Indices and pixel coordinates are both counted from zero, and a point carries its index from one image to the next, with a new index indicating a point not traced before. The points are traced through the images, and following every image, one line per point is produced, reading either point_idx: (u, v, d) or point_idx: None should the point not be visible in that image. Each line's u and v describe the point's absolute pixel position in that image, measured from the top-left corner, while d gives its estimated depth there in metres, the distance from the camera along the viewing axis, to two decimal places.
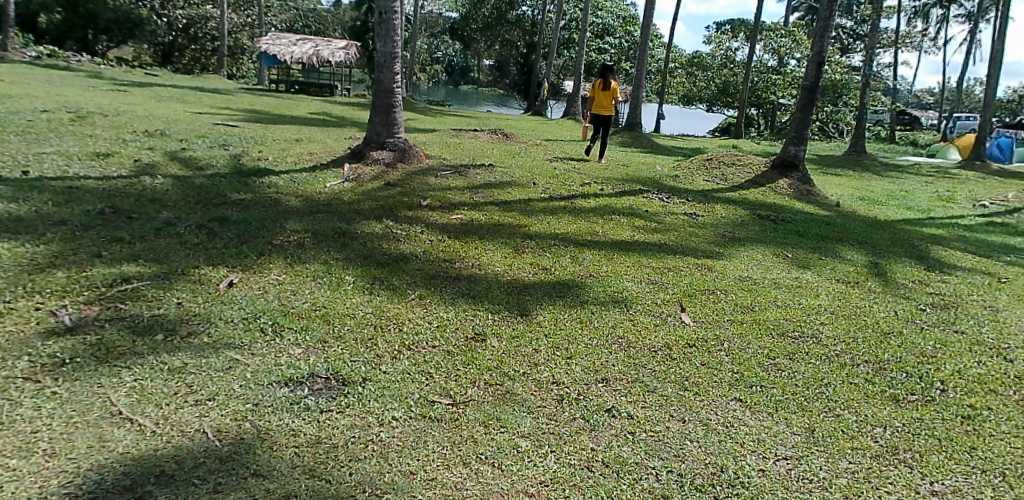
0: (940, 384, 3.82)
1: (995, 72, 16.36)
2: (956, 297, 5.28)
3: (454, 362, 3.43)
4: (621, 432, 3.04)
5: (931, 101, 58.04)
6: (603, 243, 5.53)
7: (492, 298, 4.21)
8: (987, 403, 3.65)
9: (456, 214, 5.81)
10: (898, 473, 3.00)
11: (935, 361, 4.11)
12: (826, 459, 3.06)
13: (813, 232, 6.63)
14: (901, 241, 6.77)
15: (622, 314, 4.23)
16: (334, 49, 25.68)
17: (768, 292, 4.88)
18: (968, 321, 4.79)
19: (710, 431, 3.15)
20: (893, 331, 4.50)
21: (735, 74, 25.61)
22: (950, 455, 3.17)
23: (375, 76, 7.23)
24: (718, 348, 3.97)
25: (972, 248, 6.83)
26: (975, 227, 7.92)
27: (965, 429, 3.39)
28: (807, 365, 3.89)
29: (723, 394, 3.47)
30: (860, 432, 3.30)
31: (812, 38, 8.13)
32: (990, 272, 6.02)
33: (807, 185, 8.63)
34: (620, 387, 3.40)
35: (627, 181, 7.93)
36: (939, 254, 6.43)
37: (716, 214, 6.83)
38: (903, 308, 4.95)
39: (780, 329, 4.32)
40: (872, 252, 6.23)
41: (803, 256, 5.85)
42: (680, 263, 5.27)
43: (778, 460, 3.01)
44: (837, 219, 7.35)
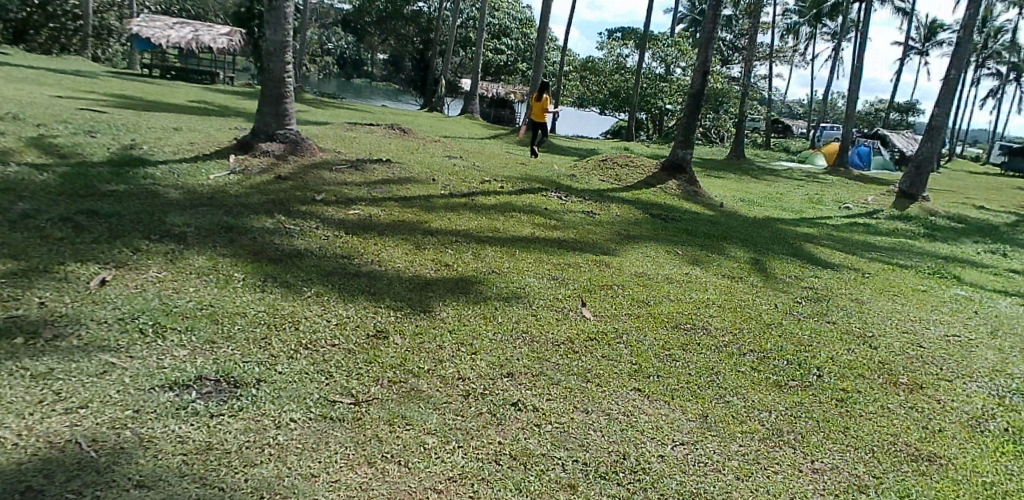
0: (815, 370, 4.27)
1: (855, 87, 18.02)
2: (827, 291, 5.79)
3: (355, 360, 3.30)
4: (527, 425, 3.07)
5: (799, 111, 63.03)
6: (504, 239, 5.54)
7: (393, 295, 4.09)
8: (856, 387, 4.16)
9: (353, 209, 5.62)
10: (784, 454, 3.31)
11: (811, 349, 4.56)
12: (719, 443, 3.27)
13: (702, 231, 6.99)
14: (778, 239, 7.31)
15: (525, 310, 4.25)
16: (217, 35, 24.18)
17: (662, 287, 5.10)
18: (838, 312, 5.32)
19: (613, 420, 3.25)
20: (773, 323, 4.86)
21: (625, 79, 26.70)
22: (826, 435, 3.57)
23: (264, 65, 6.89)
24: (618, 340, 4.09)
25: (839, 246, 7.49)
26: (841, 227, 8.70)
27: (839, 411, 3.84)
28: (697, 355, 4.11)
29: (623, 385, 3.58)
30: (747, 416, 3.57)
31: (698, 48, 8.60)
32: (856, 269, 6.65)
33: (694, 187, 9.10)
34: (525, 381, 3.42)
35: (526, 179, 8.01)
36: (811, 251, 7.00)
37: (612, 212, 7.04)
38: (781, 300, 5.35)
39: (674, 321, 4.53)
40: (755, 249, 6.67)
41: (692, 252, 6.15)
42: (580, 260, 5.37)
43: (676, 445, 3.17)
44: (721, 218, 7.81)
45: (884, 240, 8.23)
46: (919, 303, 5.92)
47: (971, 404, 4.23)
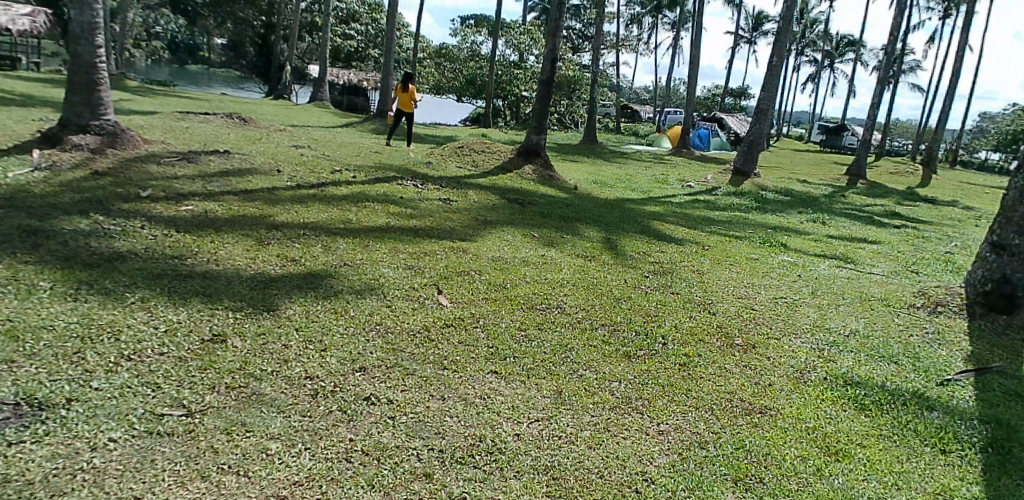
0: (661, 338, 4.54)
1: (693, 74, 19.37)
2: (671, 264, 6.18)
3: (187, 368, 3.04)
4: (381, 418, 2.98)
5: (646, 97, 66.90)
6: (357, 230, 5.36)
7: (233, 296, 3.81)
8: (697, 351, 4.48)
9: (186, 205, 5.17)
10: (632, 420, 3.50)
11: (658, 319, 4.85)
12: (572, 416, 3.39)
13: (556, 213, 7.19)
14: (628, 218, 7.69)
15: (378, 302, 4.14)
16: (16, 15, 21.29)
17: (518, 270, 5.17)
18: (680, 284, 5.69)
19: (469, 405, 3.24)
20: (623, 297, 5.11)
21: (480, 67, 27.02)
22: (671, 398, 3.81)
23: (70, 49, 6.20)
24: (474, 325, 4.10)
25: (682, 222, 8.03)
26: (684, 204, 9.34)
27: (682, 374, 4.11)
28: (552, 333, 4.22)
29: (480, 369, 3.59)
30: (599, 387, 3.72)
31: (546, 36, 8.80)
32: (698, 242, 7.15)
33: (549, 171, 9.35)
34: (378, 374, 3.32)
35: (379, 168, 7.81)
36: (657, 228, 7.44)
37: (468, 199, 7.05)
38: (631, 276, 5.63)
39: (530, 302, 4.61)
40: (606, 229, 6.97)
41: (547, 235, 6.30)
42: (436, 247, 5.32)
43: (532, 422, 3.24)
44: (575, 201, 8.09)
45: (721, 214, 8.94)
46: (752, 270, 6.49)
47: (794, 358, 4.70)
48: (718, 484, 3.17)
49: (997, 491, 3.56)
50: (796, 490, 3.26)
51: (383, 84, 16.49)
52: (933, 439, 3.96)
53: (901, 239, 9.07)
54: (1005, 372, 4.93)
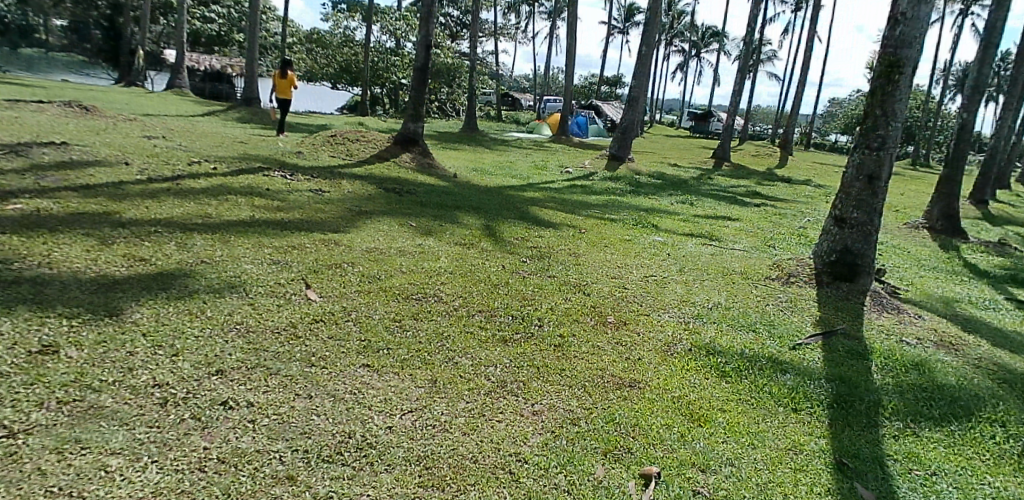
0: (537, 321, 4.62)
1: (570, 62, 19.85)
2: (549, 248, 6.31)
3: (9, 385, 2.75)
4: (240, 423, 2.83)
5: (526, 86, 67.95)
6: (217, 225, 5.03)
7: (68, 302, 3.45)
8: (571, 331, 4.60)
9: (13, 203, 4.62)
10: (507, 403, 3.54)
11: (534, 302, 4.93)
12: (447, 404, 3.37)
13: (435, 202, 7.12)
14: (507, 204, 7.76)
15: (240, 300, 3.90)
16: None
17: (393, 260, 5.07)
18: (557, 267, 5.82)
19: (339, 401, 3.14)
20: (501, 283, 5.14)
21: (355, 53, 25.97)
22: (545, 379, 3.89)
23: None
24: (346, 319, 3.97)
25: (560, 207, 8.22)
26: (562, 189, 9.57)
27: (556, 355, 4.20)
28: (428, 323, 4.18)
29: (351, 363, 3.48)
30: (474, 374, 3.73)
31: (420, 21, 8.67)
32: (575, 226, 7.35)
33: (427, 158, 9.27)
34: (238, 376, 3.13)
35: (244, 159, 7.38)
36: (536, 213, 7.56)
37: (342, 189, 6.83)
38: (509, 261, 5.69)
39: (405, 293, 4.54)
40: (485, 216, 7.00)
41: (424, 224, 6.23)
42: (305, 240, 5.10)
43: (405, 414, 3.19)
44: (454, 189, 8.05)
45: (597, 199, 9.25)
46: (625, 251, 6.75)
47: (662, 332, 4.95)
48: (589, 458, 3.28)
49: (838, 442, 3.94)
50: (661, 457, 3.44)
51: (248, 70, 15.54)
52: (785, 399, 4.31)
53: (760, 216, 9.80)
54: (846, 333, 5.46)
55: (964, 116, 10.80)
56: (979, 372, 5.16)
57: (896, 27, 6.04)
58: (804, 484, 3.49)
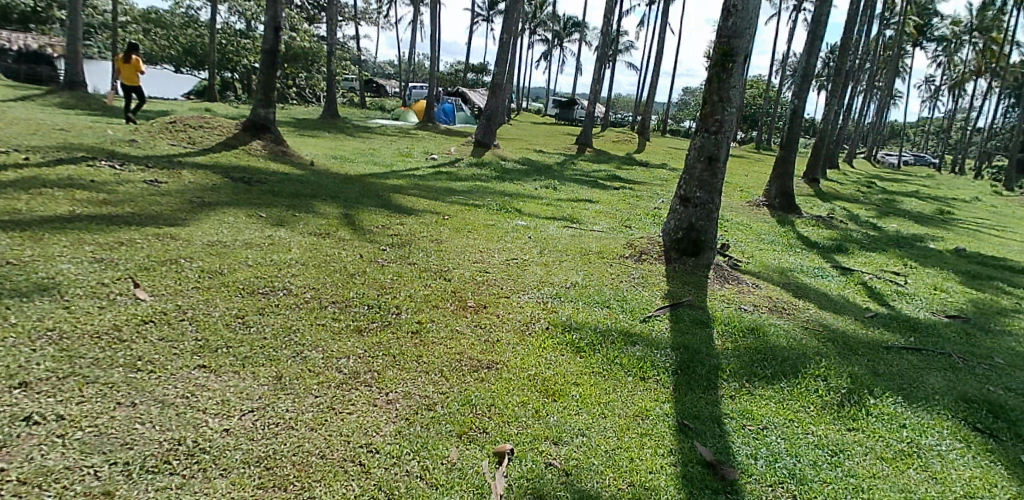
0: (394, 309, 4.56)
1: (434, 48, 19.68)
2: (410, 235, 6.24)
3: None
4: (46, 439, 2.73)
5: (392, 72, 66.74)
6: (28, 221, 4.50)
7: None
8: (430, 317, 4.58)
9: None
10: (359, 394, 3.48)
11: (392, 290, 4.86)
12: (293, 400, 3.29)
13: (289, 191, 6.81)
14: (368, 192, 7.58)
15: (52, 304, 3.56)
16: None
17: (238, 253, 4.80)
18: (418, 254, 5.76)
19: (167, 407, 3.04)
20: (358, 272, 5.01)
21: (200, 35, 24.27)
22: (401, 366, 3.84)
23: None
24: (180, 318, 3.73)
25: (423, 193, 8.16)
26: (426, 176, 9.50)
27: (414, 342, 4.17)
28: (276, 317, 4.02)
29: (184, 365, 3.33)
30: (325, 366, 3.63)
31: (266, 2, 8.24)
32: (438, 213, 7.32)
33: (281, 146, 8.87)
34: (46, 389, 2.97)
35: (65, 148, 6.66)
36: (398, 201, 7.45)
37: (183, 179, 6.35)
38: (367, 250, 5.55)
39: (250, 287, 4.31)
40: (344, 204, 6.79)
41: (276, 214, 5.93)
42: (137, 235, 4.70)
43: (244, 414, 3.11)
44: (311, 177, 7.75)
45: (462, 185, 9.28)
46: (487, 236, 6.83)
47: (521, 313, 5.06)
48: (442, 441, 3.29)
49: (682, 406, 4.22)
50: (515, 434, 3.52)
51: (68, 50, 13.98)
52: (634, 369, 4.56)
53: (619, 198, 10.27)
54: (692, 304, 5.85)
55: (795, 103, 11.90)
56: (806, 333, 5.74)
57: (729, 17, 6.51)
58: (650, 448, 3.71)
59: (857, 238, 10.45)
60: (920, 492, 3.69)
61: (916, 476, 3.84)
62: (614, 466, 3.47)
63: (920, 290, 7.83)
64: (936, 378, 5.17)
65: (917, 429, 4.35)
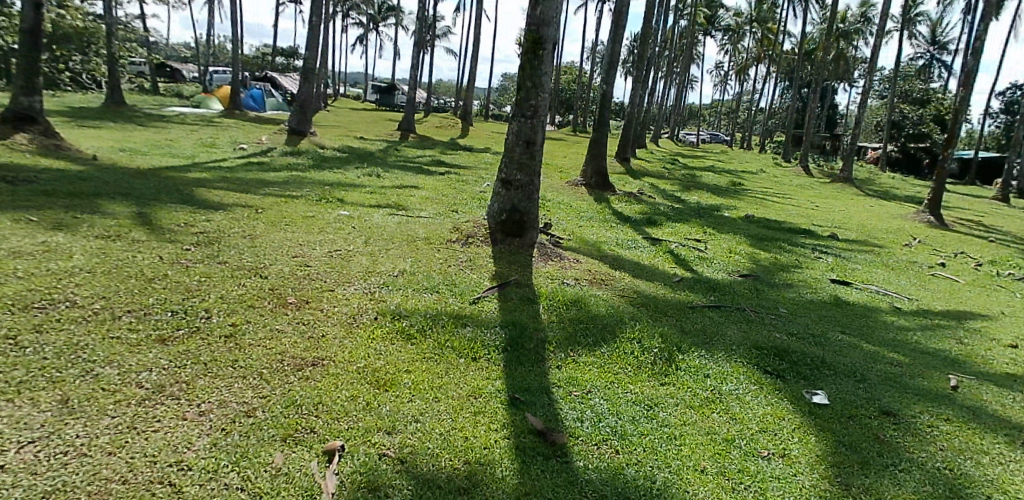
0: (204, 313, 4.20)
1: (237, 30, 18.29)
2: (220, 232, 5.77)
3: None
4: None
5: (189, 55, 60.96)
6: None
7: None
8: (245, 319, 4.26)
9: None
10: (165, 410, 3.22)
11: (200, 293, 4.46)
12: (85, 425, 3.02)
13: (67, 190, 5.98)
14: (167, 187, 6.89)
15: None
16: None
17: (6, 265, 4.18)
18: (229, 252, 5.35)
19: None
20: (157, 276, 4.54)
21: None
22: (214, 374, 3.57)
23: None
24: None
25: (232, 186, 7.58)
26: (236, 168, 8.83)
27: (228, 347, 3.87)
28: (57, 334, 3.59)
29: None
30: (122, 383, 3.33)
31: None
32: (250, 206, 6.85)
33: (54, 139, 7.75)
34: None
35: None
36: (203, 195, 6.85)
37: None
38: (168, 251, 5.04)
39: (23, 303, 3.81)
40: (138, 202, 6.10)
41: (53, 217, 5.19)
42: None
43: (22, 447, 2.83)
44: (95, 173, 6.86)
45: (276, 175, 8.75)
46: (307, 228, 6.52)
47: (347, 305, 4.89)
48: (265, 447, 3.14)
49: (512, 381, 4.36)
50: (346, 430, 3.42)
51: None
52: (465, 351, 4.62)
53: (443, 183, 10.32)
54: (518, 283, 6.04)
55: (603, 88, 12.69)
56: (622, 300, 6.20)
57: (536, 7, 6.77)
58: (483, 425, 3.79)
59: (664, 210, 11.45)
60: (722, 432, 4.17)
61: (719, 419, 4.32)
62: (449, 447, 3.50)
63: (718, 254, 8.78)
64: (732, 331, 5.85)
65: (719, 377, 4.90)
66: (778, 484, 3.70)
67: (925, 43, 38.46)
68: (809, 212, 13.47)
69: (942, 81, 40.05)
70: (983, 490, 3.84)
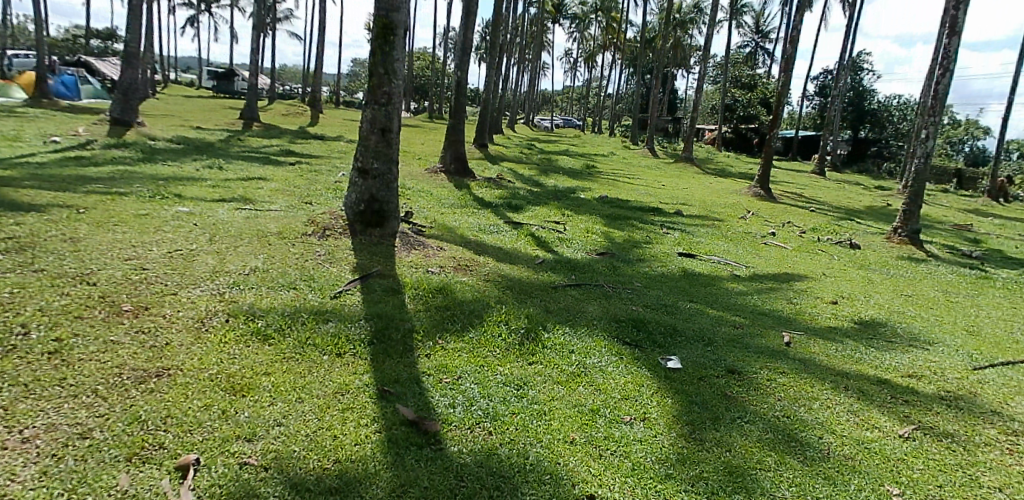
0: (21, 329, 3.79)
1: (40, 8, 16.13)
2: (33, 236, 5.10)
3: None
4: None
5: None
6: None
7: None
8: (73, 332, 3.87)
9: None
10: None
11: (14, 307, 3.98)
12: None
13: None
14: None
15: None
16: None
17: None
18: (47, 258, 4.75)
19: None
20: None
21: None
22: (39, 396, 3.30)
23: None
24: None
25: (45, 184, 6.71)
26: (49, 163, 7.83)
27: (55, 365, 3.55)
28: None
29: None
30: None
31: None
32: (69, 206, 6.10)
33: None
34: None
35: None
36: (8, 195, 6.00)
37: None
38: None
39: None
40: None
41: None
42: None
43: None
44: None
45: (100, 170, 7.87)
46: (141, 227, 5.92)
47: (194, 309, 4.52)
48: (106, 471, 2.94)
49: (380, 374, 4.25)
50: (200, 442, 3.23)
51: None
52: (329, 347, 4.44)
53: (295, 174, 9.82)
54: (382, 274, 5.88)
55: (458, 74, 12.68)
56: (488, 284, 6.25)
57: None
58: (352, 421, 3.67)
59: (523, 195, 11.69)
60: (589, 404, 4.34)
61: (585, 391, 4.49)
62: (317, 448, 3.37)
63: (576, 235, 9.11)
64: (593, 307, 6.10)
65: (583, 352, 5.09)
66: (641, 446, 3.92)
67: (750, 32, 42.26)
68: (656, 191, 14.38)
69: (766, 68, 44.29)
70: (814, 431, 4.32)
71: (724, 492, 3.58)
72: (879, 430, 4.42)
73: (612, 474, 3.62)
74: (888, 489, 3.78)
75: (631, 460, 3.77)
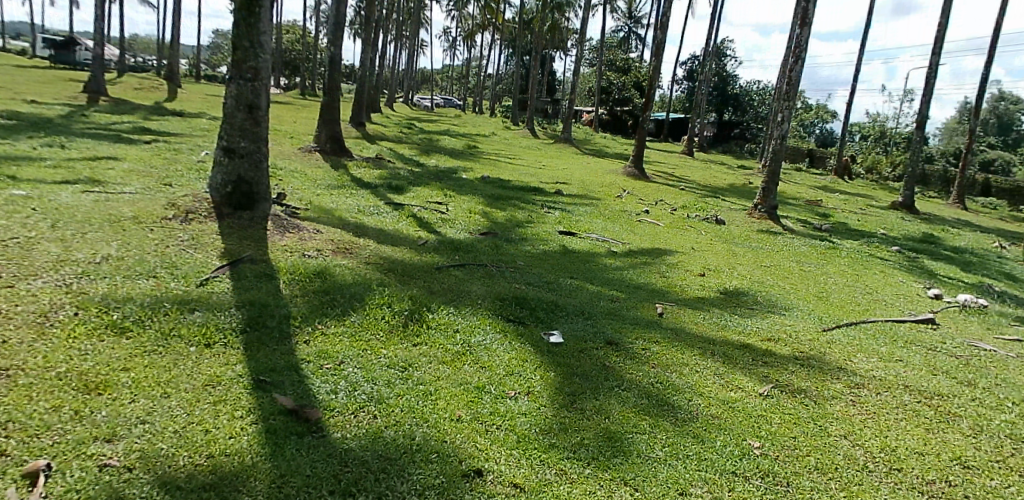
0: None
1: None
2: None
3: None
4: None
5: None
6: None
7: None
8: None
9: None
10: None
11: None
12: None
13: None
14: None
15: None
16: None
17: None
18: None
19: None
20: None
21: None
22: None
23: None
24: None
25: None
26: None
27: None
28: None
29: None
30: None
31: None
32: None
33: None
34: None
35: None
36: None
37: None
38: None
39: None
40: None
41: None
42: None
43: None
44: None
45: None
46: None
47: (35, 303, 4.11)
48: None
49: (256, 363, 4.05)
50: (50, 446, 3.03)
51: None
52: (197, 338, 4.17)
53: (151, 153, 9.04)
54: (253, 259, 5.57)
55: (331, 50, 12.16)
56: (369, 267, 6.10)
57: None
58: (226, 414, 3.49)
59: (404, 175, 11.48)
60: (475, 381, 4.37)
61: (470, 369, 4.53)
62: (186, 445, 3.20)
63: (459, 215, 9.10)
64: (478, 286, 6.14)
65: (468, 331, 5.12)
66: (526, 419, 4.01)
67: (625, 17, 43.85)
68: (536, 171, 14.65)
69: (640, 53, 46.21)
70: (684, 394, 4.62)
71: (605, 457, 3.74)
72: (742, 390, 4.81)
73: (499, 448, 3.68)
74: (750, 443, 4.11)
75: (517, 433, 3.85)
